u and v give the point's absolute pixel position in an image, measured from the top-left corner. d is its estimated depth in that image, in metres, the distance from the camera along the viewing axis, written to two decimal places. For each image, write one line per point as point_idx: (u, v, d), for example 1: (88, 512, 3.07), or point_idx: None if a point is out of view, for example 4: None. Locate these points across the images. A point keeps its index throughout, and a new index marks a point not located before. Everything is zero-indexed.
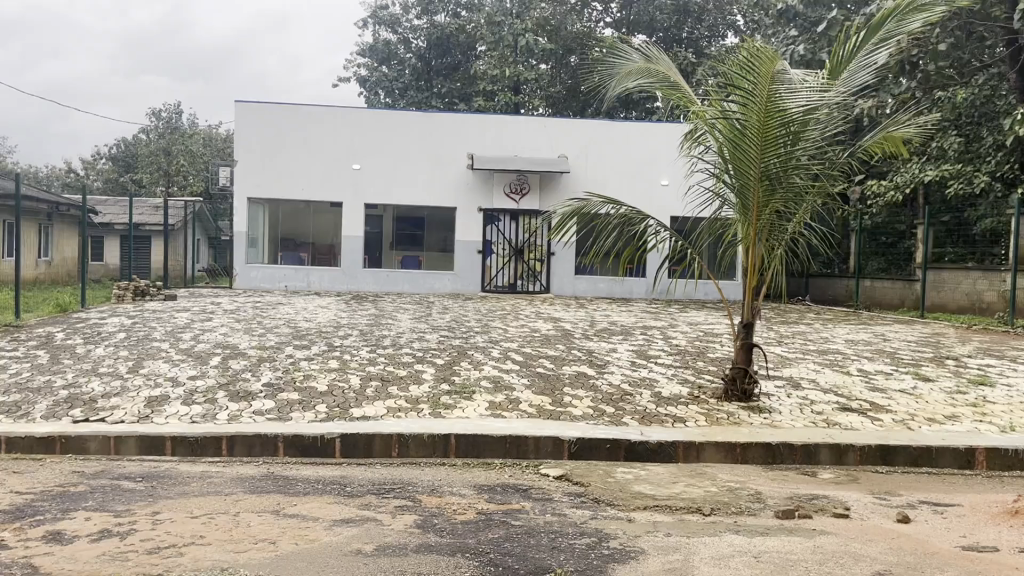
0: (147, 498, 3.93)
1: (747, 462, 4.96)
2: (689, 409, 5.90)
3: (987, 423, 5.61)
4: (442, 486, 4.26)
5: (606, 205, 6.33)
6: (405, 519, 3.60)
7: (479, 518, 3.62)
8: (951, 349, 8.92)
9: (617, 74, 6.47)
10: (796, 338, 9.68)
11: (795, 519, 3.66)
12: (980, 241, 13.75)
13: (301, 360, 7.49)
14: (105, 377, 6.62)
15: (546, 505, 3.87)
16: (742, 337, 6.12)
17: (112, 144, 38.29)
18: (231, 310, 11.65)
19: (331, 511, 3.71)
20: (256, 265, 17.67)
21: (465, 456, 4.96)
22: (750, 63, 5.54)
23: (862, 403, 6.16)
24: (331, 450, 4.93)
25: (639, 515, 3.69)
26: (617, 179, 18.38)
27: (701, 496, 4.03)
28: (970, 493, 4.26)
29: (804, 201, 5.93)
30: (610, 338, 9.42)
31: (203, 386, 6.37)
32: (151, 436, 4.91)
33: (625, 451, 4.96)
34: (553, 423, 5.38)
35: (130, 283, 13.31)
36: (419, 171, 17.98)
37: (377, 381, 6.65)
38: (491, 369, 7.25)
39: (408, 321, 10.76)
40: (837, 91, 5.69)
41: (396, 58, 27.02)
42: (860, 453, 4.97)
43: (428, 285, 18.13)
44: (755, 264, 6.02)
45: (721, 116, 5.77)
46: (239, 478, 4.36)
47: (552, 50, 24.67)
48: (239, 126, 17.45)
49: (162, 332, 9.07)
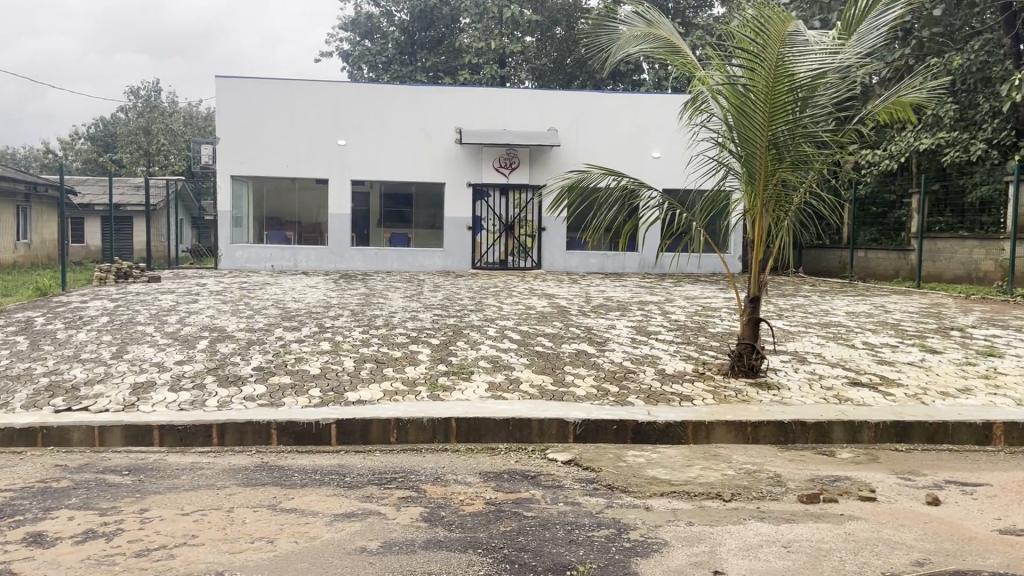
0: (134, 494, 3.69)
1: (758, 441, 4.79)
2: (695, 387, 5.71)
3: (1003, 396, 5.46)
4: (446, 474, 4.06)
5: (607, 176, 6.06)
6: (411, 512, 3.39)
7: (488, 510, 3.41)
8: (954, 319, 8.80)
9: (616, 39, 6.21)
10: (797, 310, 9.52)
11: (820, 503, 3.49)
12: (968, 211, 13.97)
13: (291, 342, 7.27)
14: (88, 363, 6.37)
15: (558, 493, 3.67)
16: (748, 312, 5.89)
17: (90, 124, 37.62)
18: (217, 291, 11.33)
19: (333, 505, 3.50)
20: (241, 244, 17.37)
21: (466, 442, 4.76)
22: (760, 22, 5.25)
23: (872, 377, 6.00)
24: (327, 438, 4.72)
25: (656, 502, 3.50)
26: (608, 152, 18.12)
27: (719, 479, 3.85)
28: (997, 471, 4.11)
29: (813, 170, 5.72)
30: (607, 314, 9.24)
31: (191, 370, 6.14)
32: (138, 424, 4.67)
33: (633, 432, 4.77)
34: (556, 404, 5.18)
35: (113, 265, 12.98)
36: (406, 145, 17.65)
37: (372, 363, 6.43)
38: (489, 349, 7.03)
39: (401, 299, 10.51)
40: (849, 53, 5.42)
41: (379, 32, 26.40)
42: (874, 430, 4.80)
43: (417, 262, 17.87)
44: (762, 234, 5.84)
45: (727, 81, 5.52)
46: (232, 470, 4.14)
47: (537, 22, 24.26)
48: (220, 102, 17.02)
49: (147, 315, 8.80)
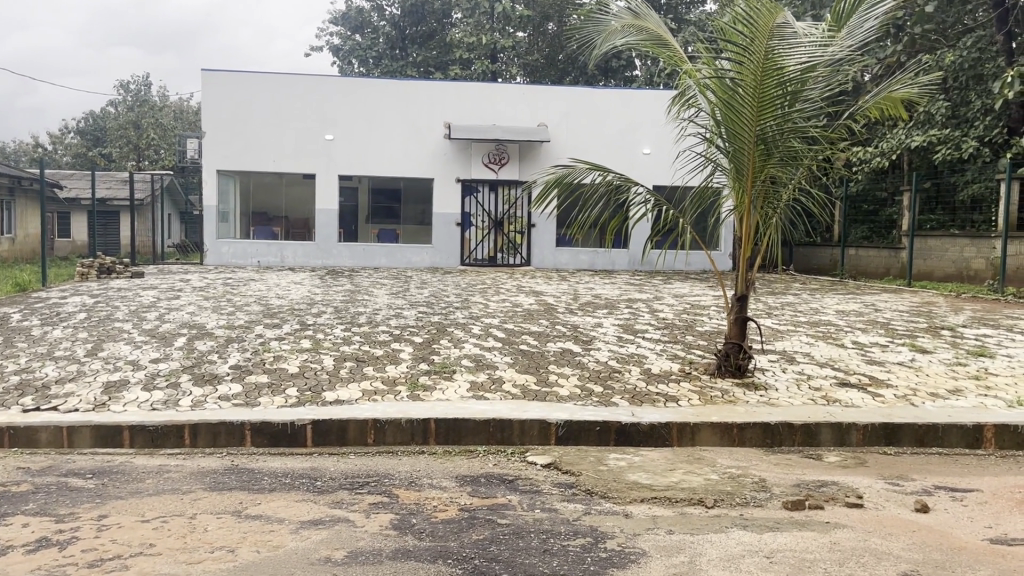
0: (95, 499, 3.56)
1: (744, 443, 4.68)
2: (681, 388, 5.59)
3: (993, 397, 5.37)
4: (421, 477, 3.94)
5: (592, 171, 5.93)
6: (381, 519, 3.26)
7: (461, 517, 3.28)
8: (944, 318, 8.70)
9: (606, 30, 6.07)
10: (786, 309, 9.41)
11: (805, 510, 3.37)
12: (960, 208, 13.88)
13: (271, 339, 7.13)
14: (61, 361, 6.22)
15: (535, 499, 3.55)
16: (736, 310, 5.78)
17: (80, 118, 37.40)
18: (200, 287, 11.18)
19: (300, 511, 3.37)
20: (226, 239, 17.20)
21: (445, 444, 4.63)
22: (749, 14, 5.12)
23: (861, 377, 5.90)
24: (302, 439, 4.58)
25: (636, 509, 3.38)
26: (598, 149, 18.00)
27: (702, 485, 3.72)
28: (985, 475, 4.01)
29: (802, 166, 5.60)
30: (594, 312, 9.14)
31: (166, 368, 5.99)
32: (108, 425, 4.53)
33: (616, 434, 4.65)
34: (539, 404, 5.06)
35: (95, 260, 12.81)
36: (394, 140, 17.48)
37: (352, 361, 6.30)
38: (472, 347, 6.90)
39: (386, 296, 10.38)
40: (840, 46, 5.28)
41: (370, 27, 26.24)
42: (862, 432, 4.69)
43: (406, 258, 17.74)
44: (750, 231, 5.71)
45: (715, 75, 5.39)
46: (199, 473, 4.00)
47: (529, 17, 24.05)
48: (206, 96, 16.83)
49: (126, 311, 8.63)
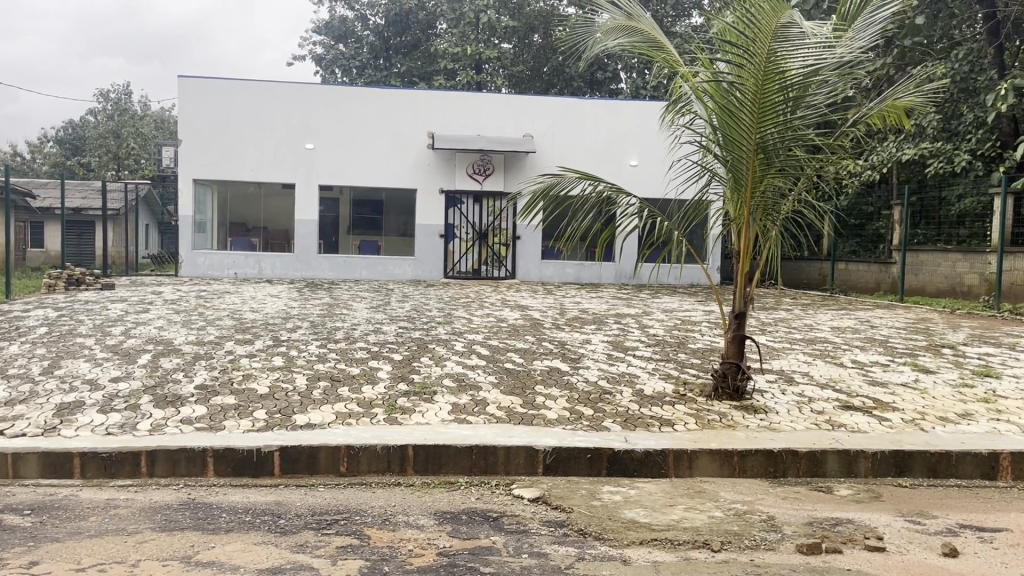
0: (27, 541, 3.16)
1: (745, 473, 4.34)
2: (676, 410, 5.26)
3: (1006, 422, 5.06)
4: (397, 515, 3.56)
5: (582, 181, 5.58)
6: (349, 567, 2.89)
7: (439, 564, 2.92)
8: (942, 336, 8.41)
9: (594, 34, 5.75)
10: (780, 326, 9.11)
11: (822, 554, 3.04)
12: (946, 224, 13.69)
13: (241, 357, 6.72)
14: (13, 380, 5.79)
15: (522, 541, 3.19)
16: (733, 329, 5.48)
17: (58, 127, 36.87)
18: (172, 300, 10.75)
19: (258, 557, 3.00)
20: (203, 251, 16.79)
21: (423, 473, 4.26)
22: (751, 14, 4.84)
23: (865, 401, 5.57)
24: (269, 467, 4.20)
25: (635, 553, 3.03)
26: (584, 159, 17.75)
27: (706, 524, 3.37)
28: (1011, 511, 3.70)
29: (803, 176, 5.28)
30: (583, 328, 8.79)
31: (125, 389, 5.56)
32: (57, 451, 4.12)
33: (609, 462, 4.31)
34: (525, 429, 4.70)
35: (63, 271, 12.36)
36: (376, 148, 17.13)
37: (326, 381, 5.91)
38: (454, 366, 6.54)
39: (365, 311, 10.00)
40: (848, 47, 4.94)
41: (353, 36, 25.80)
42: (871, 461, 4.38)
43: (387, 271, 17.36)
44: (748, 244, 5.43)
45: (712, 78, 5.08)
46: (149, 510, 3.60)
47: (513, 27, 23.80)
48: (183, 104, 16.42)
49: (89, 326, 8.18)
